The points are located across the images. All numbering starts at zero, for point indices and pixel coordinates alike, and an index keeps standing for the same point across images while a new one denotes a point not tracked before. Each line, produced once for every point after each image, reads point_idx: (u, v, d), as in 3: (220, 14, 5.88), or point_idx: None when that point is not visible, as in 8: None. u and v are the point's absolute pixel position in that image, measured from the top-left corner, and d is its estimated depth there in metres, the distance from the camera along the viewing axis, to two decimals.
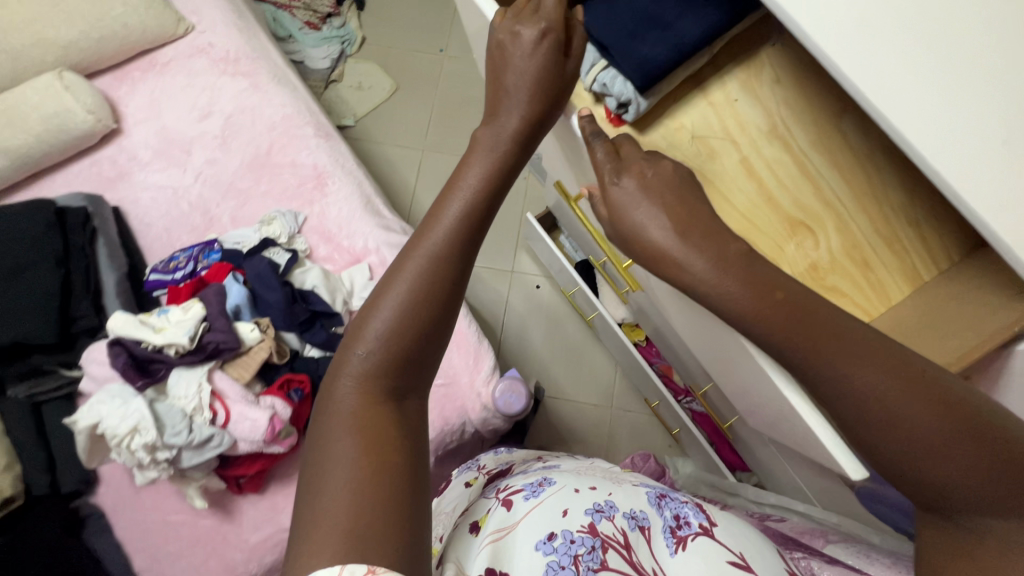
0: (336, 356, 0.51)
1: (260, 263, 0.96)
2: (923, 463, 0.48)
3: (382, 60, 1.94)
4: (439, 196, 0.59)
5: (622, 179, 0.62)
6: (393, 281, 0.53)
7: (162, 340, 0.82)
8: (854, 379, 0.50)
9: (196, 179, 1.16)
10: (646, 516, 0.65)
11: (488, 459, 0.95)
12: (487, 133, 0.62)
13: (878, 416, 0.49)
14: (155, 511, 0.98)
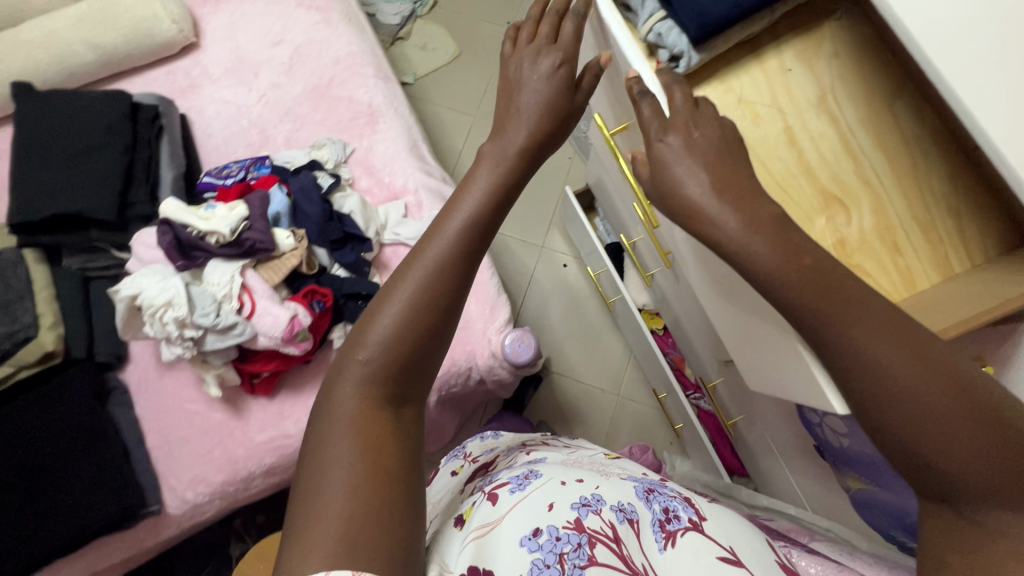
0: (337, 360, 0.50)
1: (308, 179, 1.01)
2: (927, 445, 0.42)
3: (450, 25, 1.98)
4: (447, 207, 0.58)
5: (668, 136, 0.56)
6: (395, 289, 0.52)
7: (206, 227, 0.88)
8: (867, 351, 0.45)
9: (259, 100, 1.23)
10: (634, 510, 0.61)
11: (474, 446, 0.94)
12: (493, 148, 0.62)
13: (889, 392, 0.43)
14: (174, 397, 1.05)
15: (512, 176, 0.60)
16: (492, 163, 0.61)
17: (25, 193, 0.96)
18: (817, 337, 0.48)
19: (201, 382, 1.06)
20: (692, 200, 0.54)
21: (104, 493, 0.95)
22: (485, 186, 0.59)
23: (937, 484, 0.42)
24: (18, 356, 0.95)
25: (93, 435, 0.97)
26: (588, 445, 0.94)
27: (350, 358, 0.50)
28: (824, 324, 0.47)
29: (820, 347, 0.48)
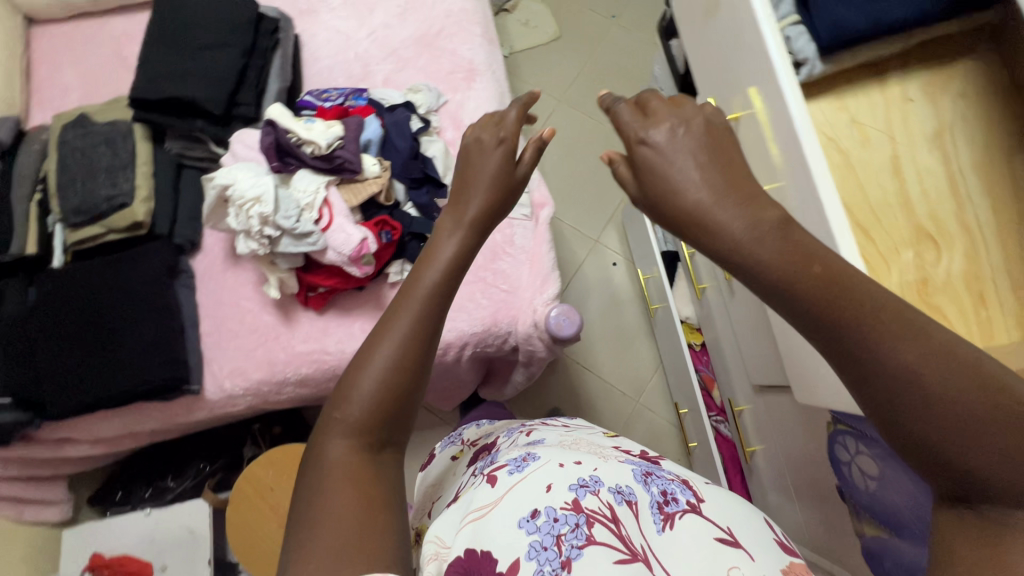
0: (322, 417, 0.51)
1: (403, 115, 1.04)
2: (944, 440, 0.40)
3: (555, 7, 1.99)
4: (416, 270, 0.58)
5: (652, 134, 0.53)
6: (376, 348, 0.53)
7: (305, 135, 0.92)
8: (884, 352, 0.42)
9: (367, 36, 1.27)
10: (632, 492, 0.60)
11: (471, 431, 0.96)
12: (448, 218, 0.62)
13: (902, 392, 0.41)
14: (233, 292, 1.12)
15: (474, 243, 0.61)
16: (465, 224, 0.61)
17: (150, 74, 1.04)
18: (829, 338, 0.45)
19: (260, 285, 1.12)
20: (697, 208, 0.51)
21: (153, 362, 1.01)
22: (456, 249, 0.59)
23: (957, 485, 0.40)
24: (111, 219, 1.03)
25: (157, 307, 1.03)
26: (587, 425, 0.90)
27: (333, 418, 0.51)
28: (842, 323, 0.44)
29: (836, 347, 0.45)
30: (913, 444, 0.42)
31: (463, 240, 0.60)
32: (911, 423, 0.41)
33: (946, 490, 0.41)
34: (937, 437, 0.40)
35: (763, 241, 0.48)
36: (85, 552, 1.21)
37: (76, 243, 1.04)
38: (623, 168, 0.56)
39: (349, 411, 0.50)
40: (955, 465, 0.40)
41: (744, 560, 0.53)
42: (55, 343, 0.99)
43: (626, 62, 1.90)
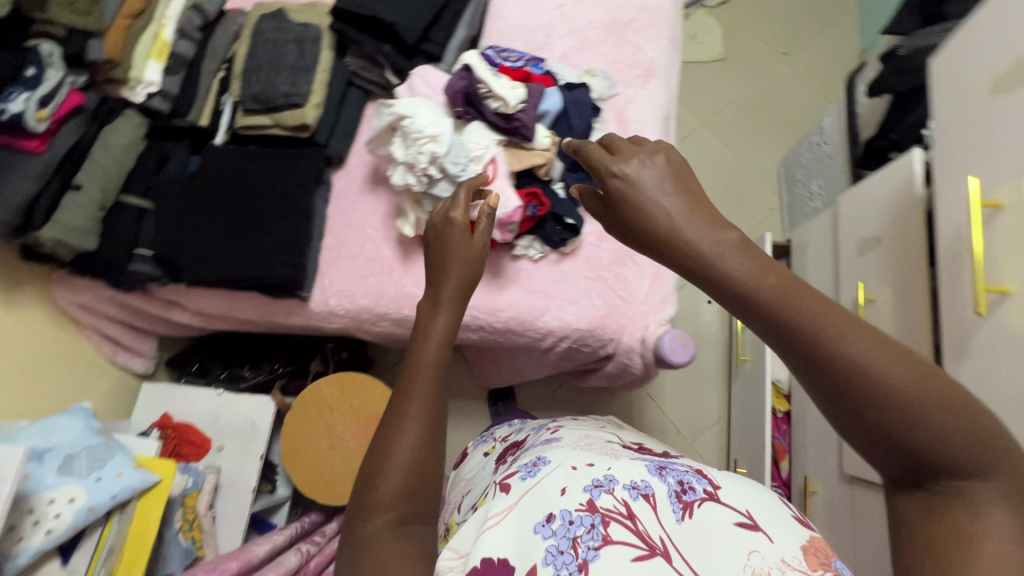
0: (353, 513, 0.50)
1: (583, 95, 1.00)
2: (907, 438, 0.35)
3: (729, 27, 1.90)
4: (409, 351, 0.57)
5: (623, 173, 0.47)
6: (397, 435, 0.51)
7: (497, 89, 0.90)
8: (849, 357, 0.36)
9: (557, 7, 1.24)
10: (648, 484, 0.53)
11: (502, 432, 1.00)
12: (426, 301, 0.61)
13: (865, 394, 0.36)
14: (362, 217, 1.14)
15: (458, 316, 0.60)
16: (454, 306, 0.60)
17: None
18: (782, 339, 0.39)
19: (389, 217, 1.13)
20: (665, 228, 0.45)
21: (276, 259, 1.02)
22: (446, 327, 0.59)
23: (924, 483, 0.36)
24: (281, 115, 1.05)
25: (295, 209, 1.05)
26: (600, 421, 0.90)
27: (367, 505, 0.50)
28: (799, 324, 0.38)
29: (790, 351, 0.39)
30: (874, 446, 0.37)
31: (434, 314, 0.60)
32: (870, 426, 0.36)
33: (900, 479, 0.37)
34: (897, 438, 0.36)
35: (729, 250, 0.42)
36: (157, 410, 1.28)
37: (243, 128, 1.07)
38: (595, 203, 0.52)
39: (383, 503, 0.49)
40: (926, 463, 0.35)
41: (764, 544, 0.49)
42: (200, 215, 1.02)
43: (784, 104, 1.81)
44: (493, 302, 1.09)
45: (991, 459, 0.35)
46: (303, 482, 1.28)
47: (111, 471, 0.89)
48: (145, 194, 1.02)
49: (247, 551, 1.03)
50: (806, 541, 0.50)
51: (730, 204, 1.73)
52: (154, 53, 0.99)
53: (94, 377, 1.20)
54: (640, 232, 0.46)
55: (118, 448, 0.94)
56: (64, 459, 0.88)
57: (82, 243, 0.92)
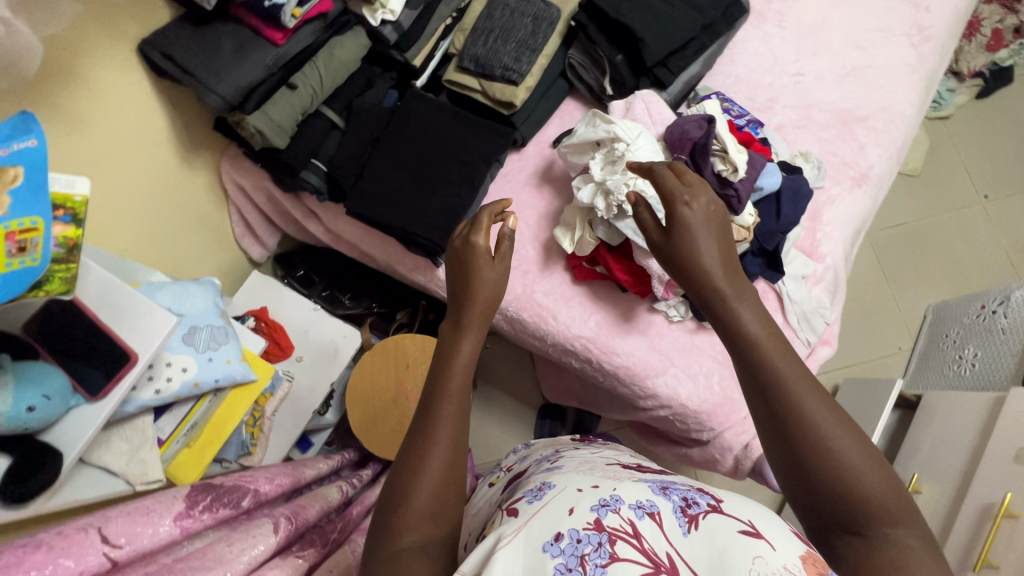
0: (381, 531, 0.52)
1: (802, 184, 0.93)
2: (835, 479, 0.48)
3: (936, 146, 1.73)
4: (434, 377, 0.59)
5: (692, 206, 0.60)
6: (424, 455, 0.54)
7: (730, 153, 0.85)
8: (809, 408, 0.50)
9: (794, 76, 1.15)
10: (654, 503, 0.48)
11: (511, 456, 0.88)
12: (448, 330, 0.64)
13: (819, 438, 0.49)
14: (519, 208, 1.11)
15: (482, 338, 0.63)
16: (476, 333, 0.63)
17: None
18: (761, 397, 0.52)
19: (544, 219, 1.10)
20: (704, 275, 0.58)
21: (426, 221, 1.00)
22: (471, 349, 0.61)
23: (845, 514, 0.48)
24: (492, 85, 1.03)
25: (467, 179, 1.02)
26: (615, 448, 0.81)
27: (393, 523, 0.52)
28: (775, 387, 0.51)
29: (764, 397, 0.52)
30: (814, 481, 0.49)
31: (459, 337, 0.62)
32: (816, 463, 0.49)
33: (830, 519, 0.49)
34: (831, 480, 0.48)
35: (744, 301, 0.56)
36: (256, 301, 1.31)
37: (449, 82, 1.06)
38: (646, 216, 0.63)
39: (409, 525, 0.52)
40: (852, 495, 0.48)
41: (767, 551, 0.43)
42: (377, 152, 1.02)
43: (961, 247, 1.66)
44: (612, 343, 1.05)
45: (897, 503, 0.48)
46: (357, 425, 1.28)
47: (223, 357, 0.92)
48: (342, 113, 1.03)
49: (298, 471, 1.04)
50: (803, 547, 0.44)
51: (860, 328, 1.61)
52: None
53: (218, 253, 1.25)
54: (680, 269, 0.60)
55: (233, 337, 0.97)
56: (189, 329, 0.92)
57: (275, 141, 0.93)
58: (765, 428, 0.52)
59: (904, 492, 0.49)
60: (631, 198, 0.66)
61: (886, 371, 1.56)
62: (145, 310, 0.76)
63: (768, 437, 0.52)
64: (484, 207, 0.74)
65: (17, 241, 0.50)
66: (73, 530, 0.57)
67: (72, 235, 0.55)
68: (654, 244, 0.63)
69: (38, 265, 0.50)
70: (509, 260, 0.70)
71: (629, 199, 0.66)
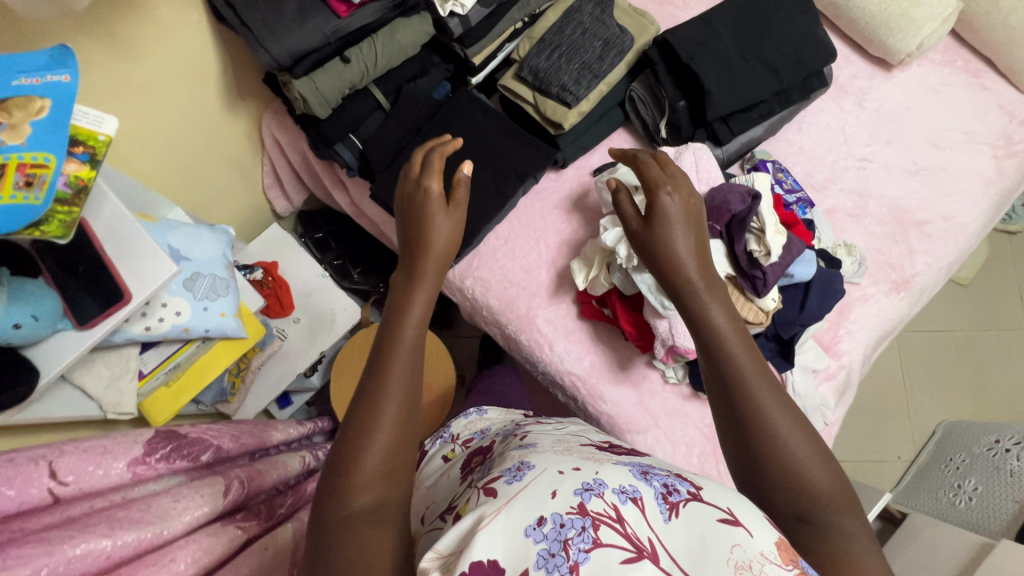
0: (331, 488, 0.54)
1: (837, 278, 0.88)
2: (786, 468, 0.57)
3: (994, 259, 1.64)
4: (386, 334, 0.63)
5: (671, 195, 0.72)
6: (376, 410, 0.56)
7: (767, 236, 0.78)
8: (769, 410, 0.59)
9: (858, 163, 1.10)
10: (636, 488, 0.49)
11: (461, 428, 0.92)
12: (400, 289, 0.68)
13: (775, 433, 0.57)
14: (545, 229, 1.10)
15: (434, 293, 0.68)
16: (427, 297, 0.67)
17: (700, 32, 0.93)
18: (722, 392, 0.61)
19: (566, 246, 1.09)
20: (689, 284, 0.68)
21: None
22: (422, 306, 0.66)
23: (799, 505, 0.55)
24: (546, 102, 1.00)
25: (497, 189, 1.01)
26: (575, 422, 0.83)
27: (342, 480, 0.53)
28: (735, 381, 0.61)
29: (726, 394, 0.61)
30: (770, 471, 0.57)
31: (411, 294, 0.66)
32: (772, 457, 0.57)
33: (785, 509, 0.56)
34: (781, 471, 0.57)
35: (725, 323, 0.64)
36: (270, 254, 1.32)
37: (504, 88, 1.03)
38: (626, 197, 0.77)
39: (360, 487, 0.53)
40: (801, 486, 0.56)
41: (743, 538, 0.46)
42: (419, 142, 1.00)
43: (993, 369, 1.57)
44: (601, 387, 1.03)
45: (841, 494, 0.56)
46: (337, 399, 1.29)
47: (218, 309, 0.93)
48: (389, 94, 1.02)
49: (267, 433, 1.05)
50: (777, 535, 0.47)
51: (863, 426, 1.54)
52: None
53: (242, 201, 1.26)
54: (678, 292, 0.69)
55: (233, 291, 0.97)
56: (191, 275, 0.92)
57: (316, 111, 0.92)
58: (724, 425, 0.61)
59: (856, 507, 0.57)
60: (614, 180, 0.79)
61: (880, 477, 1.51)
62: (151, 255, 0.75)
63: (728, 432, 0.61)
64: (445, 148, 0.78)
65: (26, 174, 0.50)
66: (24, 460, 0.58)
67: (84, 174, 0.55)
68: (633, 230, 0.75)
69: (40, 203, 0.49)
70: (463, 208, 0.74)
71: (613, 184, 0.79)
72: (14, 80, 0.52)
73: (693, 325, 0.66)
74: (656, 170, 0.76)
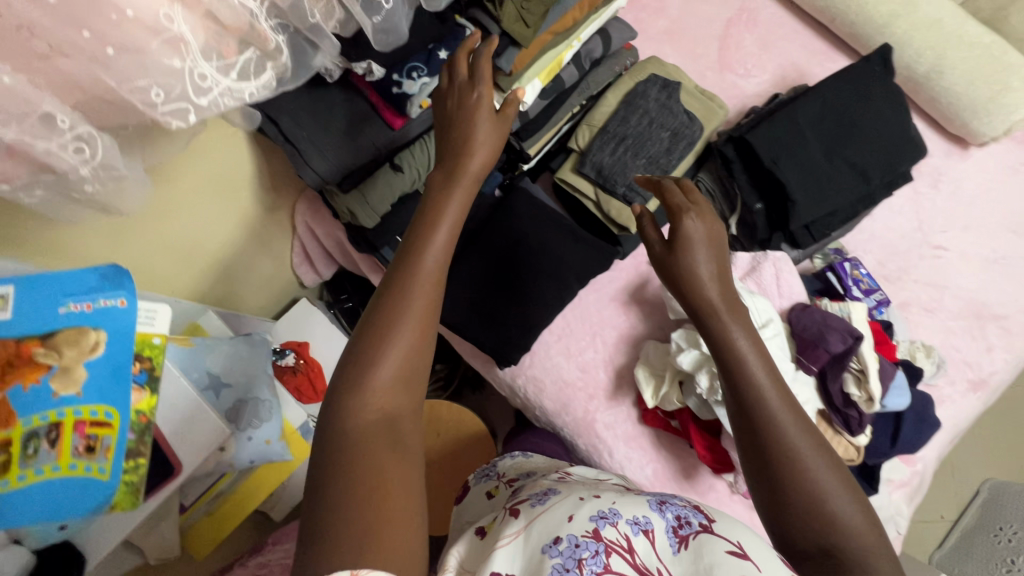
0: (337, 379, 0.48)
1: (928, 401, 0.83)
2: (805, 482, 0.50)
3: None
4: (415, 231, 0.54)
5: (695, 220, 0.64)
6: (397, 310, 0.50)
7: (870, 383, 0.73)
8: (784, 421, 0.53)
9: (934, 252, 1.03)
10: (649, 520, 0.51)
11: (507, 466, 0.85)
12: (436, 179, 0.58)
13: (789, 447, 0.52)
14: (601, 325, 1.03)
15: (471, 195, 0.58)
16: (464, 193, 0.57)
17: (783, 133, 0.85)
18: (731, 395, 0.56)
19: (624, 343, 1.03)
20: (704, 302, 0.61)
21: (494, 335, 0.92)
22: (456, 210, 0.56)
23: (823, 535, 0.48)
24: (608, 200, 0.92)
25: (557, 294, 0.93)
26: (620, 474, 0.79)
27: (359, 370, 0.48)
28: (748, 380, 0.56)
29: (737, 405, 0.56)
30: (785, 493, 0.50)
31: (450, 184, 0.57)
32: (790, 476, 0.51)
33: (804, 537, 0.49)
34: (797, 493, 0.50)
35: None
36: (298, 333, 1.23)
37: (561, 181, 0.95)
38: (647, 226, 0.67)
39: (370, 392, 0.47)
40: (824, 513, 0.49)
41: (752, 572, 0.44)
42: (472, 248, 0.94)
43: None
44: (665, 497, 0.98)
45: (874, 531, 0.49)
46: None
47: (262, 437, 0.86)
48: None
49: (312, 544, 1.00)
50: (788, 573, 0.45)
51: None
52: (544, 73, 0.84)
53: (272, 282, 1.19)
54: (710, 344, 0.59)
55: (276, 411, 0.91)
56: (233, 405, 0.85)
57: (364, 222, 0.83)
58: (738, 442, 0.55)
59: None
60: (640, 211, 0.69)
61: (923, 538, 1.49)
62: (200, 415, 0.69)
63: (741, 449, 0.55)
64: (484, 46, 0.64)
65: (85, 435, 0.44)
66: None
67: (145, 405, 0.48)
68: (655, 255, 0.66)
69: (108, 480, 0.44)
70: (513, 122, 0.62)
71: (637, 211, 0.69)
72: (62, 304, 0.44)
73: (713, 346, 0.59)
74: (679, 195, 0.66)
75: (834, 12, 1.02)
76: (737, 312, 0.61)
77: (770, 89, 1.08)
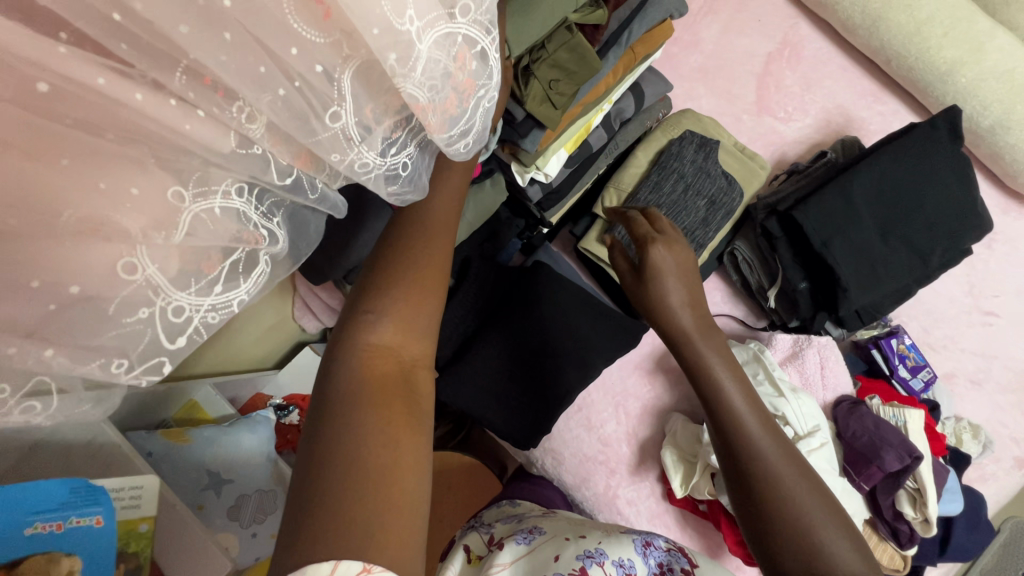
0: (340, 329, 0.43)
1: (975, 501, 0.79)
2: (788, 506, 0.53)
3: None
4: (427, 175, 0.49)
5: (657, 246, 0.65)
6: (409, 255, 0.45)
7: (927, 506, 0.69)
8: (765, 448, 0.57)
9: (985, 318, 0.95)
10: (632, 565, 0.63)
11: (492, 512, 0.87)
12: None
13: (772, 474, 0.55)
14: (623, 393, 0.97)
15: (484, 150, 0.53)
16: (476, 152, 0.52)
17: (838, 212, 0.77)
18: (717, 427, 0.61)
19: (648, 413, 0.97)
20: (682, 332, 0.64)
21: (516, 423, 0.86)
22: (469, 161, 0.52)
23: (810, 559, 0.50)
24: None
25: (580, 364, 0.86)
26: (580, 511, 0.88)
27: (367, 311, 0.43)
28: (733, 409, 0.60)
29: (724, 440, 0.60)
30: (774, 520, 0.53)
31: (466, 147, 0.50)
32: (773, 500, 0.54)
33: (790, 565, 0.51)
34: (779, 520, 0.53)
35: None
36: None
37: (585, 250, 0.87)
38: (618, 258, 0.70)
39: (375, 339, 0.42)
40: (808, 537, 0.51)
41: None
42: (491, 326, 0.85)
43: None
44: None
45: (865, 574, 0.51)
46: None
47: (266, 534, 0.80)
48: (456, 265, 0.85)
49: None
50: None
51: None
52: (571, 141, 0.74)
53: None
54: (691, 375, 0.64)
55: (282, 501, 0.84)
56: (236, 501, 0.80)
57: None
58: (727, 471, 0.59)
59: None
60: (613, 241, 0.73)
61: None
62: (202, 545, 0.57)
63: (731, 483, 0.58)
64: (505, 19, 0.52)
65: None
66: None
67: None
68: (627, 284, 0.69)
69: None
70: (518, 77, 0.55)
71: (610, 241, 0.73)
72: (28, 522, 0.42)
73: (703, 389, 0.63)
74: (646, 227, 0.68)
75: (889, 54, 0.92)
76: (711, 338, 0.64)
77: (813, 135, 0.98)
